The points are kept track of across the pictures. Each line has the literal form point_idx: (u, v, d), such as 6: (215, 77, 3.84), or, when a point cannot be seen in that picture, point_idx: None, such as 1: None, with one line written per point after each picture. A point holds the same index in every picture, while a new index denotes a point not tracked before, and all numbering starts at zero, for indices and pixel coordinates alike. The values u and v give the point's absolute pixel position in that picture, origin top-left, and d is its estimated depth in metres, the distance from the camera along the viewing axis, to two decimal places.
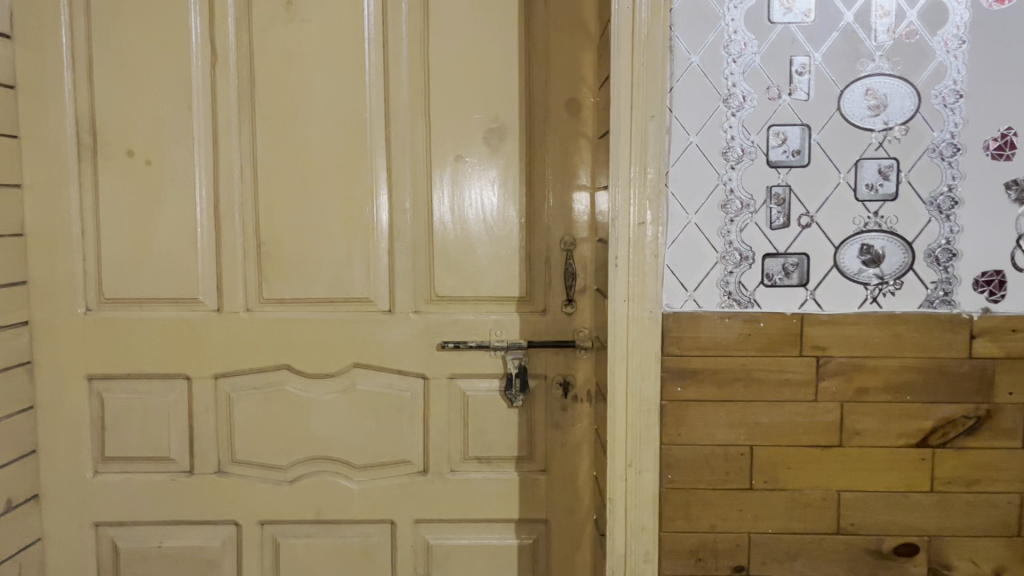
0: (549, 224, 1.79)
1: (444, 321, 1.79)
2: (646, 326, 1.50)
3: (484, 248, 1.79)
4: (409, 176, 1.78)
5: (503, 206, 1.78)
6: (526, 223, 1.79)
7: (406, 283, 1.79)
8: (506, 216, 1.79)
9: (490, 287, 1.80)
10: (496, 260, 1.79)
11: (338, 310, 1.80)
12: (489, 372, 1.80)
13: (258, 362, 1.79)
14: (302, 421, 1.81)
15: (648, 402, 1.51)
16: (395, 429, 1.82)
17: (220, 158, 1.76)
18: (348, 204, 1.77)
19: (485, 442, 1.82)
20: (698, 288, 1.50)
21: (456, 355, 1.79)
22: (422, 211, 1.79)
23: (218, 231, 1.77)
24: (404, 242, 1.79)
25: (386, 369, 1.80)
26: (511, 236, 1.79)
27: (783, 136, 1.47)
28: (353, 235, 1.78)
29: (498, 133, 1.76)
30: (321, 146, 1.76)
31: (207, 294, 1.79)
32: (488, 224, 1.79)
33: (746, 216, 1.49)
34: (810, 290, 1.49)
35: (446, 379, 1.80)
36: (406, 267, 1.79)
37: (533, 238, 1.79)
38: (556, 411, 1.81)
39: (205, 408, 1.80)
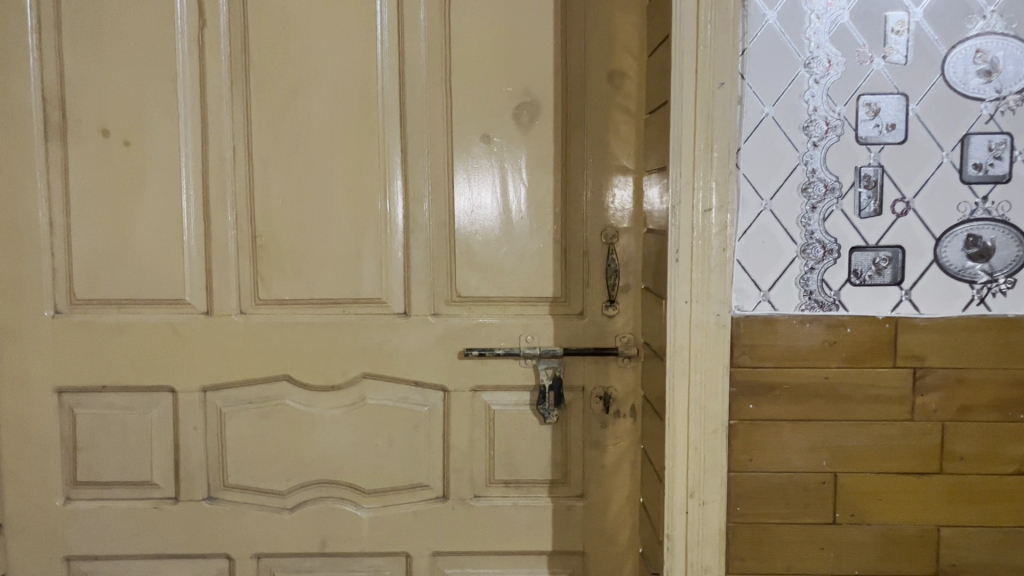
0: (588, 215, 1.56)
1: (467, 325, 1.56)
2: (712, 332, 1.27)
3: (513, 242, 1.56)
4: (427, 159, 1.54)
5: (535, 193, 1.55)
6: (562, 213, 1.56)
7: (424, 282, 1.56)
8: (538, 206, 1.55)
9: (520, 286, 1.56)
10: (527, 256, 1.56)
11: (346, 313, 1.56)
12: (518, 384, 1.57)
13: (253, 373, 1.56)
14: (304, 440, 1.58)
15: (714, 421, 1.28)
16: (410, 449, 1.59)
17: (209, 139, 1.52)
18: (357, 192, 1.54)
19: (514, 464, 1.59)
20: (773, 288, 1.27)
21: (481, 364, 1.57)
22: (442, 198, 1.55)
23: (207, 222, 1.54)
24: (421, 235, 1.55)
25: (401, 380, 1.57)
26: (545, 227, 1.56)
27: (875, 108, 1.24)
28: (362, 227, 1.54)
29: (530, 109, 1.53)
30: (326, 124, 1.53)
31: (194, 295, 1.55)
32: (518, 214, 1.55)
33: (831, 202, 1.26)
34: (905, 289, 1.26)
35: (469, 392, 1.57)
36: (424, 264, 1.56)
37: (570, 230, 1.56)
38: (595, 428, 1.58)
39: (192, 426, 1.57)
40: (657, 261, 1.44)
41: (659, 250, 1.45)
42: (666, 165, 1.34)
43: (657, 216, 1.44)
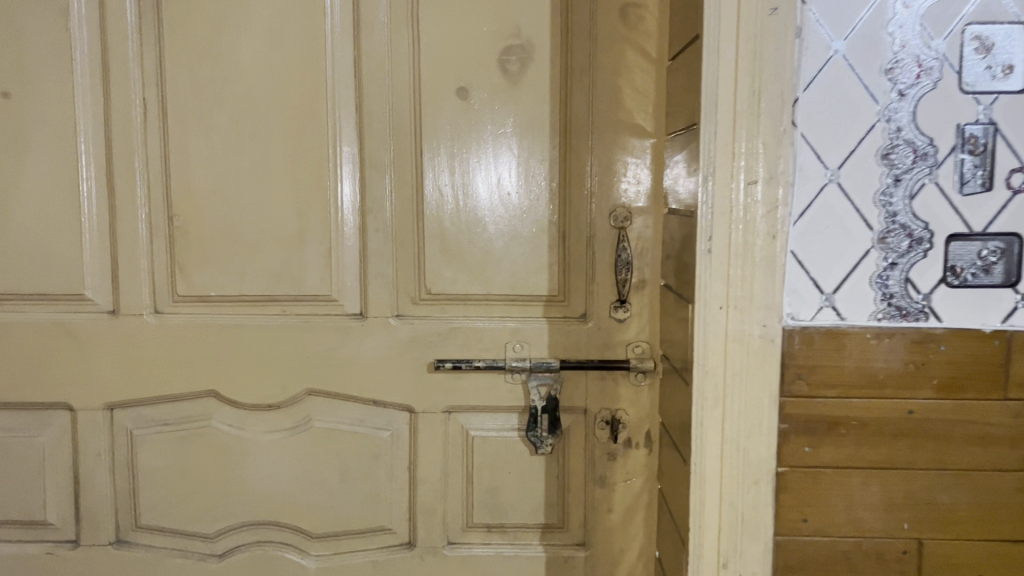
0: (594, 192, 1.22)
1: (440, 330, 1.24)
2: (754, 351, 0.94)
3: (498, 226, 1.23)
4: (386, 118, 1.21)
5: (525, 164, 1.22)
6: (560, 189, 1.22)
7: (385, 275, 1.24)
8: (530, 180, 1.22)
9: (506, 282, 1.24)
10: (516, 243, 1.23)
11: (285, 313, 1.24)
12: (504, 404, 1.25)
13: (170, 388, 1.24)
14: (235, 472, 1.26)
15: (756, 468, 0.95)
16: (368, 484, 1.27)
17: (112, 92, 1.20)
18: (298, 161, 1.21)
19: (498, 504, 1.27)
20: (839, 291, 0.94)
21: (456, 380, 1.25)
22: (407, 169, 1.22)
23: (110, 198, 1.22)
24: (380, 215, 1.22)
25: (356, 398, 1.25)
26: (538, 207, 1.23)
27: (986, 42, 0.90)
28: (305, 205, 1.22)
29: (520, 54, 1.20)
30: (260, 73, 1.20)
31: (96, 290, 1.24)
32: (503, 190, 1.22)
33: (922, 172, 0.92)
34: (1021, 294, 0.92)
35: (442, 414, 1.25)
36: (385, 253, 1.23)
37: (570, 210, 1.23)
38: (601, 461, 1.25)
39: (94, 454, 1.25)
40: (683, 251, 1.11)
41: (684, 238, 1.12)
42: (695, 124, 1.00)
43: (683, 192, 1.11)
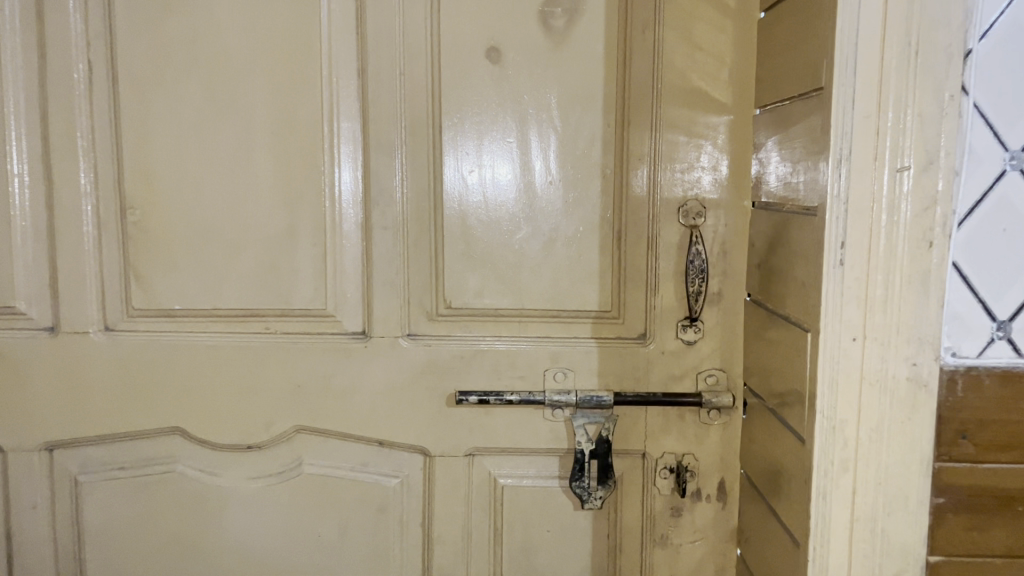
0: (659, 181, 0.96)
1: (462, 354, 0.99)
2: (899, 399, 0.69)
3: (536, 222, 0.98)
4: (396, 85, 0.95)
5: (571, 145, 0.97)
6: (616, 178, 0.97)
7: (394, 285, 0.98)
8: (578, 165, 0.97)
9: (546, 293, 0.99)
10: (558, 245, 0.98)
11: (268, 332, 0.99)
12: (543, 446, 1.00)
13: (124, 424, 0.99)
14: (206, 527, 1.01)
15: (900, 557, 0.71)
16: (372, 544, 1.02)
17: (49, 49, 0.95)
18: (285, 139, 0.96)
19: (533, 568, 1.02)
20: (1018, 318, 0.69)
21: (483, 416, 1.00)
22: (422, 151, 0.97)
23: (47, 186, 0.97)
24: (388, 209, 0.97)
25: (357, 437, 1.00)
26: (587, 200, 0.97)
27: None
28: (293, 196, 0.96)
29: (567, 5, 0.94)
30: (238, 26, 0.94)
31: (31, 300, 0.98)
32: (544, 178, 0.97)
33: None
34: None
35: (465, 457, 1.00)
36: (393, 256, 0.97)
37: (627, 204, 0.97)
38: (662, 517, 1.01)
39: (33, 503, 1.01)
40: (781, 257, 0.86)
41: (779, 240, 0.87)
42: (810, 91, 0.75)
43: (781, 180, 0.85)
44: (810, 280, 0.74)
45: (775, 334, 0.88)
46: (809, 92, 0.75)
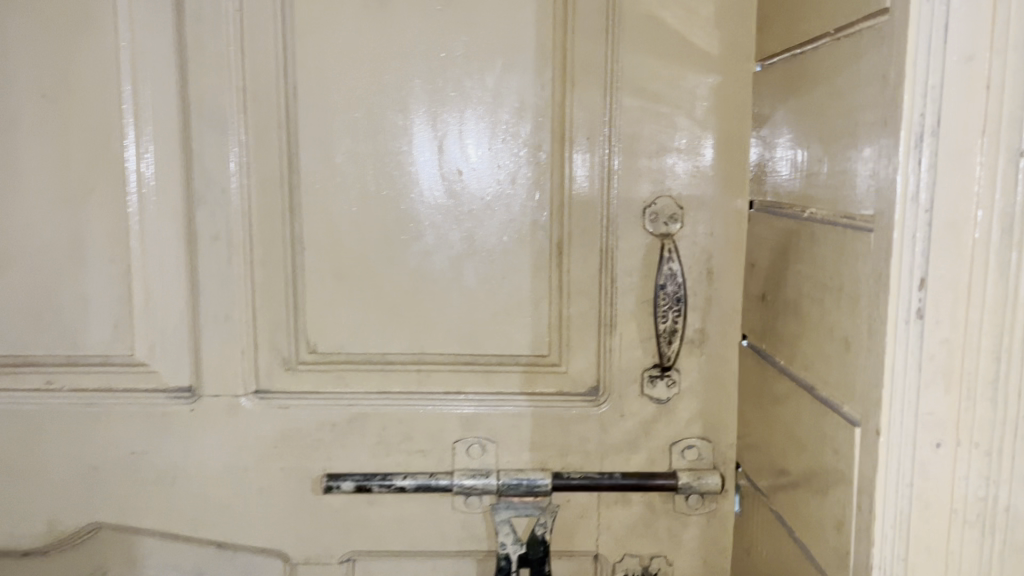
0: (614, 169, 0.67)
1: (335, 420, 0.69)
2: (1014, 547, 0.41)
3: (437, 229, 0.68)
4: (228, 26, 0.65)
5: (485, 119, 0.66)
6: (554, 165, 0.67)
7: (233, 320, 0.68)
8: (498, 147, 0.67)
9: (454, 331, 0.69)
10: (471, 263, 0.68)
11: (52, 388, 0.69)
12: (453, 548, 0.70)
13: None
14: None
15: None
16: None
17: None
18: (65, 110, 0.66)
19: None
20: None
21: (366, 508, 0.70)
22: (271, 126, 0.66)
23: None
24: (221, 210, 0.67)
25: (184, 538, 0.70)
26: (511, 197, 0.67)
27: None
28: (80, 192, 0.66)
29: None
30: None
31: None
32: (449, 165, 0.67)
33: None
34: None
35: (341, 565, 0.70)
36: (231, 279, 0.67)
37: (571, 203, 0.67)
38: None
39: None
40: (790, 285, 0.56)
41: (786, 258, 0.57)
42: (849, 25, 0.46)
43: (794, 170, 0.56)
44: (851, 334, 0.44)
45: (783, 403, 0.58)
46: (844, 30, 0.46)
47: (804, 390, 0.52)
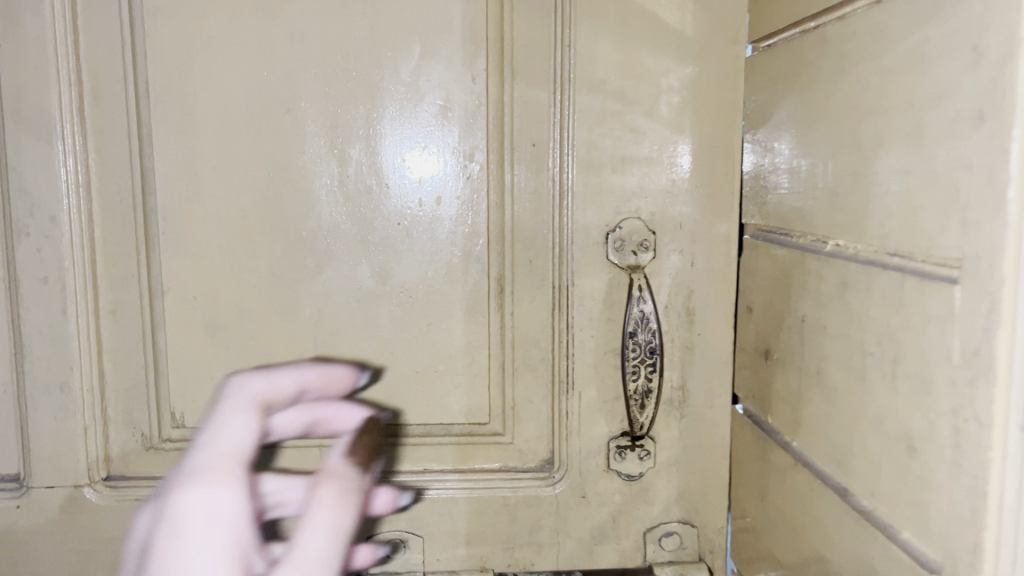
0: (568, 185, 0.52)
1: None
2: None
3: (340, 265, 0.52)
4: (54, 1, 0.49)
5: (400, 122, 0.51)
6: (490, 180, 0.52)
7: (73, 387, 0.52)
8: (418, 157, 0.52)
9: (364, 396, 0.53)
10: (385, 308, 0.52)
11: None
12: None
13: None
14: None
15: None
16: None
17: None
18: None
19: None
20: None
21: None
22: (117, 134, 0.50)
23: None
24: (53, 244, 0.51)
25: None
26: (435, 221, 0.52)
27: None
28: None
29: None
30: None
31: None
32: (354, 182, 0.51)
33: None
34: None
35: None
36: (70, 334, 0.51)
37: (512, 229, 0.52)
38: None
39: None
40: (793, 337, 0.42)
41: (787, 299, 0.43)
42: None
43: (802, 185, 0.41)
44: (915, 431, 0.30)
45: (787, 497, 0.44)
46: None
47: (828, 490, 0.38)
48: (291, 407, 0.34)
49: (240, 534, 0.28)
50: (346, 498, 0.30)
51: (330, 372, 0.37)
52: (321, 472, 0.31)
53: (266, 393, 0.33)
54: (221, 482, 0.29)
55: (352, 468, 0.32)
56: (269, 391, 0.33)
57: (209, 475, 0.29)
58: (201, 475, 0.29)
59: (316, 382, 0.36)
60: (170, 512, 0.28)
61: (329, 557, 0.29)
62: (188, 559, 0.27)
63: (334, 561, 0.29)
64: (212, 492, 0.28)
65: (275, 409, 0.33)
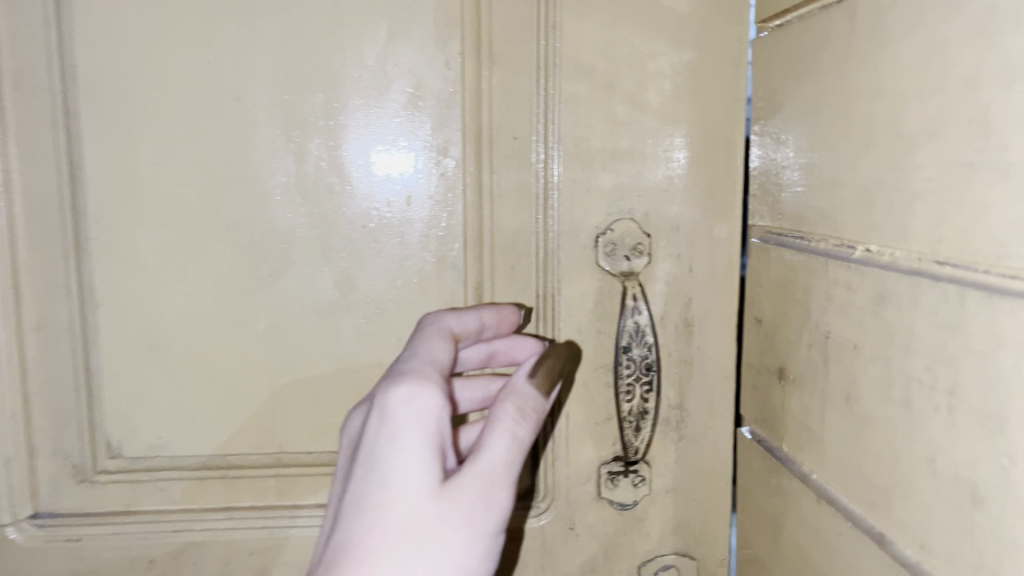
0: (553, 182, 0.46)
1: (155, 556, 0.47)
2: None
3: (298, 273, 0.46)
4: None
5: (365, 112, 0.46)
6: (466, 178, 0.46)
7: None
8: (385, 152, 0.46)
9: (326, 419, 0.47)
10: (348, 321, 0.47)
11: None
12: None
13: None
14: None
15: None
16: None
17: None
18: None
19: None
20: None
21: None
22: (42, 125, 0.44)
23: None
24: None
25: None
26: (405, 224, 0.47)
27: None
28: None
29: None
30: None
31: None
32: (312, 181, 0.46)
33: None
34: None
35: None
36: None
37: (492, 232, 0.47)
38: None
39: None
40: (813, 356, 0.37)
41: (803, 313, 0.38)
42: None
43: (822, 181, 0.36)
44: (983, 476, 0.25)
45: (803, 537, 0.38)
46: None
47: (860, 534, 0.32)
48: (473, 341, 0.41)
49: (441, 428, 0.32)
50: (521, 410, 0.35)
51: (503, 312, 0.42)
52: (504, 393, 0.36)
53: (454, 327, 0.39)
54: (427, 384, 0.32)
55: (533, 393, 0.37)
56: (458, 325, 0.39)
57: (417, 377, 0.33)
58: (405, 377, 0.33)
59: (494, 321, 0.42)
60: (383, 405, 0.32)
61: (507, 460, 0.33)
62: (397, 446, 0.31)
63: (507, 464, 0.33)
64: (417, 400, 0.32)
65: (466, 338, 0.40)
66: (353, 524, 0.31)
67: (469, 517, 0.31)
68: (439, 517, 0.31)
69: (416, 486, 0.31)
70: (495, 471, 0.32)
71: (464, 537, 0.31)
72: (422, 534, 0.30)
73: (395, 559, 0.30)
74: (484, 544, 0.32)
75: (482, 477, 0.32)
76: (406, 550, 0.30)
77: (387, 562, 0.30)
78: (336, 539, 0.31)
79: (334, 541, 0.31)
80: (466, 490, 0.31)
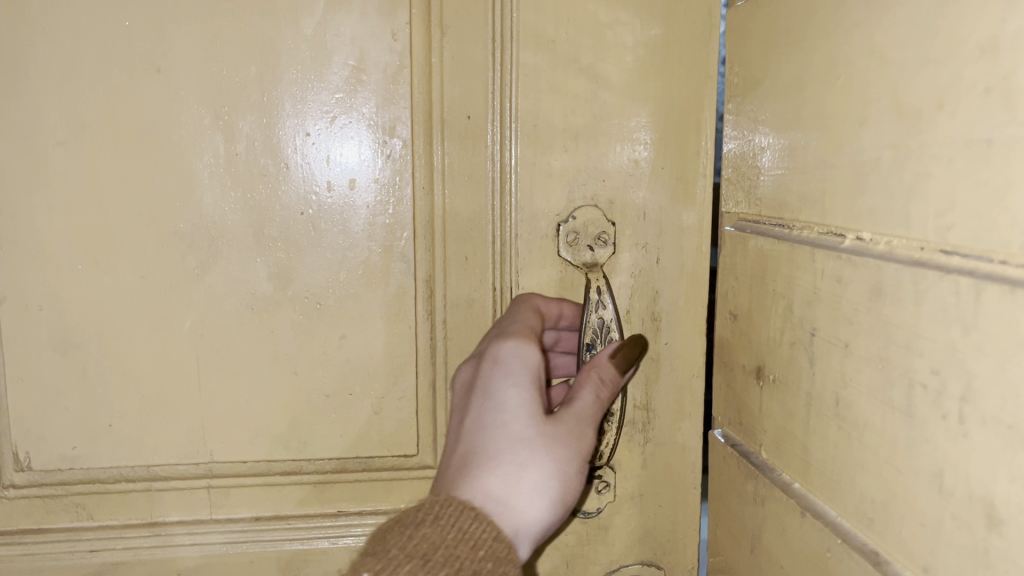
0: (509, 166, 0.42)
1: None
2: None
3: (229, 265, 0.42)
4: None
5: (302, 86, 0.41)
6: (416, 161, 0.42)
7: None
8: (325, 132, 0.42)
9: (260, 424, 0.43)
10: (285, 317, 0.42)
11: None
12: None
13: None
14: None
15: None
16: None
17: None
18: None
19: None
20: None
21: None
22: None
23: None
24: None
25: None
26: (348, 211, 0.42)
27: None
28: None
29: None
30: None
31: None
32: (243, 164, 0.41)
33: None
34: None
35: None
36: None
37: (443, 220, 0.43)
38: None
39: None
40: (795, 354, 0.33)
41: (783, 307, 0.34)
42: None
43: (807, 162, 0.32)
44: (1000, 496, 0.22)
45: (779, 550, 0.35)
46: None
47: (849, 551, 0.30)
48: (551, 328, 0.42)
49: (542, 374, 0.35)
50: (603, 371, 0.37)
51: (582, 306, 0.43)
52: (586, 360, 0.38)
53: (541, 308, 0.41)
54: (529, 339, 0.36)
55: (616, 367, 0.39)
56: (545, 307, 0.41)
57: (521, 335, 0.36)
58: (512, 334, 0.36)
59: (573, 313, 0.42)
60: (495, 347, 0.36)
61: (595, 408, 0.36)
62: (512, 380, 0.34)
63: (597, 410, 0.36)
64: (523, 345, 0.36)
65: (547, 323, 0.42)
66: (479, 440, 0.34)
67: (575, 441, 0.34)
68: (545, 436, 0.33)
69: (524, 411, 0.34)
70: (587, 414, 0.35)
71: (568, 458, 0.34)
72: (535, 447, 0.33)
73: (516, 463, 0.33)
74: (578, 472, 0.34)
75: (575, 414, 0.35)
76: (519, 459, 0.33)
77: (510, 467, 0.33)
78: (459, 453, 0.34)
79: (457, 456, 0.34)
80: (570, 420, 0.34)
